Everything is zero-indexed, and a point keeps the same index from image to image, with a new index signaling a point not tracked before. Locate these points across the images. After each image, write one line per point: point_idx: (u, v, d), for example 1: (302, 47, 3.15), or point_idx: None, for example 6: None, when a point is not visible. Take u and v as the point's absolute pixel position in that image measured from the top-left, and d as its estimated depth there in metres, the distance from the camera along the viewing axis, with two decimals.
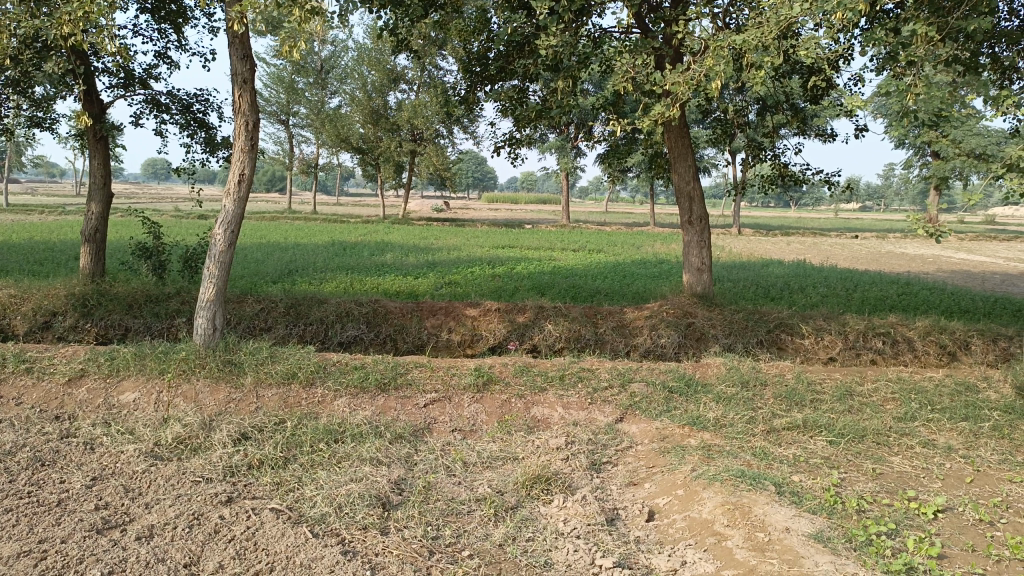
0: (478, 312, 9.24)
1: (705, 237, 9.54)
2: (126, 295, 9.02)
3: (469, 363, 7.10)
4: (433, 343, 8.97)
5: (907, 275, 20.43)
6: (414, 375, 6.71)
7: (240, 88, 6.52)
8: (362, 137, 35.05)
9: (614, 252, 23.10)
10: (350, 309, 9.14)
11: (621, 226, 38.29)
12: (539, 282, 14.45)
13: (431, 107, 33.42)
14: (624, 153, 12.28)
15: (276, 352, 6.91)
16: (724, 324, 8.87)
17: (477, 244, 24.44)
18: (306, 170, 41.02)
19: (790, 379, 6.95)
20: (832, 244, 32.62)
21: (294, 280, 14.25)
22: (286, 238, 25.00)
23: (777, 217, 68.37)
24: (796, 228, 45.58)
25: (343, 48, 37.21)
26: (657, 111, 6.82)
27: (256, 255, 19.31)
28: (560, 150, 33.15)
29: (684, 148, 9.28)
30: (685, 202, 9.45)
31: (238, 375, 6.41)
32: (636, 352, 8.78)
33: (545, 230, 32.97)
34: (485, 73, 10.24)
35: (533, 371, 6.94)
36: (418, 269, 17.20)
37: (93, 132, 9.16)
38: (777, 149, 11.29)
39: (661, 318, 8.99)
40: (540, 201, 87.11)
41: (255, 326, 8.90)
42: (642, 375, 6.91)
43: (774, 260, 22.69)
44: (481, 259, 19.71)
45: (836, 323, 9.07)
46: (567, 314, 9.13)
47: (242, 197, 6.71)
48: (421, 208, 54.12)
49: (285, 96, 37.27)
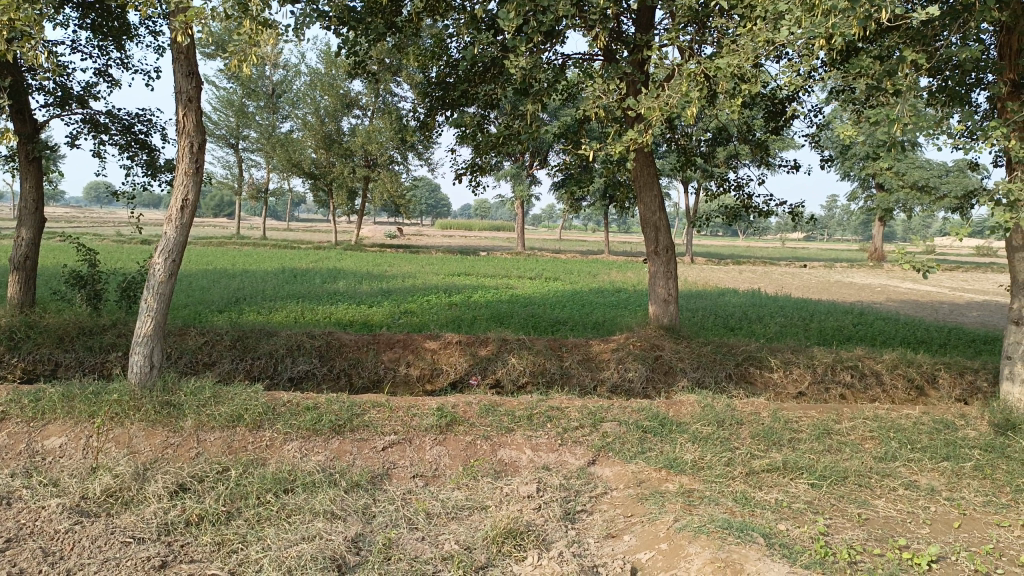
0: (438, 345, 8.83)
1: (671, 268, 9.31)
2: (57, 327, 8.36)
3: (430, 402, 6.66)
4: (391, 378, 8.51)
5: (860, 305, 20.65)
6: (371, 415, 6.24)
7: (185, 107, 6.06)
8: (315, 163, 34.46)
9: (571, 281, 22.90)
10: (302, 342, 8.62)
11: (576, 254, 38.23)
12: (497, 311, 14.11)
13: (385, 132, 33.01)
14: (586, 183, 12.04)
15: (220, 391, 6.37)
16: (692, 358, 8.63)
17: (433, 272, 24.00)
18: (256, 195, 40.14)
19: (766, 417, 6.68)
20: (783, 273, 33.04)
21: (241, 310, 13.61)
22: (233, 265, 24.18)
23: (728, 246, 69.37)
24: (746, 257, 46.19)
25: (295, 72, 36.69)
26: (630, 136, 6.54)
27: (202, 282, 18.54)
28: (515, 178, 33.00)
29: (649, 178, 9.08)
30: (650, 232, 9.24)
31: (176, 417, 5.87)
32: (603, 387, 8.44)
33: (501, 258, 32.69)
34: (445, 98, 9.92)
35: (498, 410, 6.53)
36: (373, 297, 16.71)
37: (24, 152, 8.54)
38: (740, 179, 11.19)
39: (628, 351, 8.69)
40: (494, 228, 87.13)
41: (198, 361, 8.31)
42: (613, 414, 6.56)
43: (730, 290, 22.73)
44: (437, 287, 19.28)
45: (804, 356, 8.89)
46: (531, 348, 8.77)
47: (185, 223, 6.18)
48: (374, 234, 53.42)
49: (234, 119, 36.47)
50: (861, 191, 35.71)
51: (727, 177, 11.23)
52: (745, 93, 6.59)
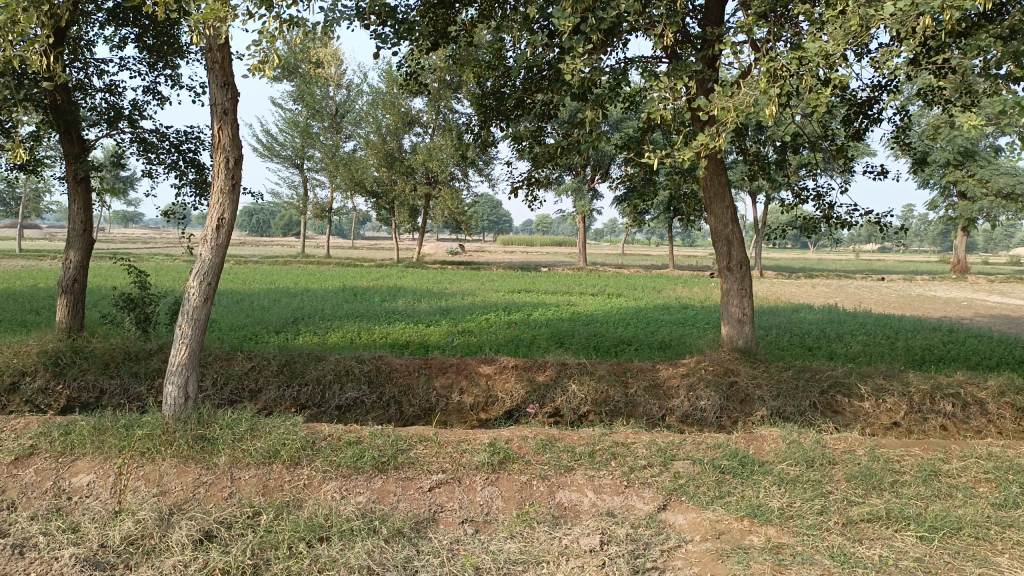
0: (493, 369, 8.28)
1: (746, 285, 8.57)
2: (103, 353, 8.14)
3: (483, 436, 6.07)
4: (443, 406, 7.99)
5: (949, 321, 19.24)
6: (418, 451, 5.70)
7: (220, 120, 5.68)
8: (377, 181, 34.62)
9: (635, 297, 22.13)
10: (350, 367, 8.19)
11: (641, 270, 37.31)
12: (557, 330, 13.52)
13: (446, 149, 32.85)
14: (651, 197, 11.32)
15: (257, 423, 5.96)
16: (770, 384, 7.84)
17: (492, 289, 23.59)
18: (320, 214, 40.63)
19: (863, 456, 5.87)
20: (859, 287, 31.47)
21: (297, 331, 13.37)
22: (296, 284, 24.24)
23: (800, 259, 66.96)
24: (820, 270, 44.37)
25: (357, 91, 37.00)
26: (703, 141, 5.86)
27: (262, 302, 18.52)
28: (576, 193, 32.32)
29: (721, 187, 8.37)
30: (723, 246, 8.52)
31: (210, 453, 5.48)
32: (672, 417, 7.75)
33: (563, 274, 32.06)
34: (500, 108, 9.42)
35: (557, 446, 5.90)
36: (432, 316, 16.36)
37: (72, 173, 8.41)
38: (823, 187, 10.33)
39: (700, 377, 7.97)
40: (556, 243, 86.71)
41: (243, 388, 7.96)
42: (686, 450, 5.86)
43: (804, 305, 21.58)
44: (496, 305, 18.80)
45: (898, 383, 8.00)
46: (593, 373, 8.13)
47: (221, 244, 5.78)
48: (436, 251, 53.50)
49: (299, 140, 36.97)
50: (942, 200, 33.80)
51: (806, 186, 10.38)
52: (837, 84, 5.82)
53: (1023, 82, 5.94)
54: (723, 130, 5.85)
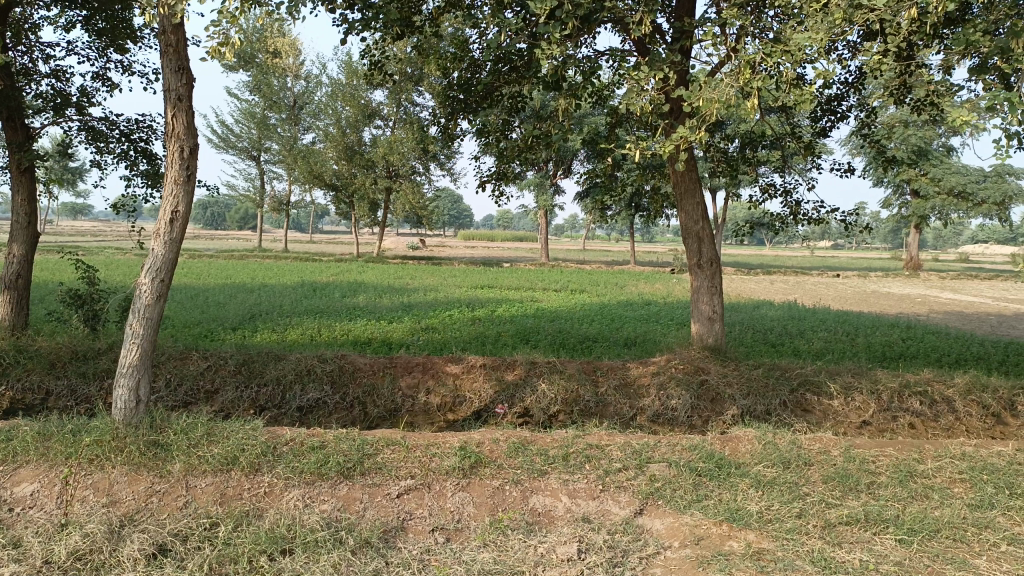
0: (461, 368, 8.07)
1: (716, 283, 8.49)
2: (49, 352, 7.72)
3: (452, 439, 5.85)
4: (409, 407, 7.74)
5: (906, 318, 19.58)
6: (385, 455, 5.46)
7: (174, 107, 5.37)
8: (336, 174, 34.05)
9: (598, 293, 22.10)
10: (312, 367, 7.89)
11: (602, 266, 37.41)
12: (522, 327, 13.35)
13: (408, 143, 32.44)
14: (619, 193, 11.19)
15: (214, 427, 5.65)
16: (741, 383, 7.77)
17: (455, 285, 23.33)
18: (278, 208, 39.84)
19: (838, 457, 5.80)
20: (816, 283, 31.94)
21: (254, 328, 12.97)
22: (252, 279, 23.64)
23: (756, 255, 67.92)
24: (777, 266, 45.02)
25: (316, 82, 36.34)
26: (682, 133, 5.71)
27: (218, 297, 18.00)
28: (538, 188, 32.20)
29: (692, 183, 8.28)
30: (693, 243, 8.44)
31: (164, 459, 5.17)
32: (643, 417, 7.62)
33: (525, 269, 31.91)
34: (468, 100, 9.17)
35: (530, 449, 5.71)
36: (394, 312, 16.06)
37: (15, 162, 7.95)
38: (791, 183, 10.31)
39: (670, 376, 7.86)
40: (517, 239, 86.62)
41: (199, 389, 7.62)
42: (661, 452, 5.73)
43: (765, 302, 21.78)
44: (459, 301, 18.55)
45: (867, 381, 8.00)
46: (563, 372, 7.96)
47: (175, 238, 5.46)
48: (396, 246, 52.95)
49: (256, 131, 36.15)
50: (895, 199, 34.53)
51: (774, 182, 10.36)
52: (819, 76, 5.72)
53: (997, 78, 5.92)
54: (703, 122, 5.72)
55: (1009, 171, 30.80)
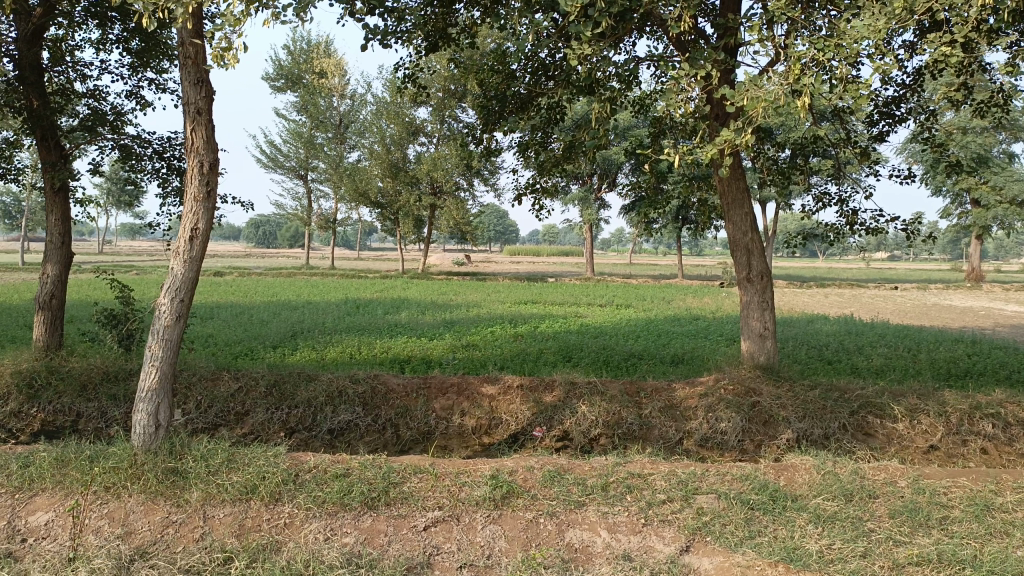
0: (497, 389, 7.74)
1: (767, 297, 8.02)
2: (80, 373, 7.62)
3: (484, 467, 5.49)
4: (442, 429, 7.43)
5: (971, 332, 18.61)
6: (412, 485, 5.13)
7: (194, 121, 5.16)
8: (381, 192, 34.17)
9: (644, 308, 21.55)
10: (343, 388, 7.64)
11: (649, 279, 36.85)
12: (564, 344, 12.96)
13: (451, 159, 32.38)
14: (664, 205, 10.75)
15: (235, 454, 5.41)
16: (796, 405, 7.27)
17: (498, 301, 23.03)
18: (324, 225, 40.20)
19: (905, 488, 5.27)
20: (873, 296, 30.81)
21: (293, 346, 12.84)
22: (297, 297, 23.71)
23: (808, 268, 66.28)
24: (832, 279, 43.69)
25: (361, 101, 36.64)
26: (726, 136, 5.28)
27: (262, 315, 18.01)
28: (583, 202, 31.75)
29: (739, 192, 7.86)
30: (742, 256, 8.00)
31: (182, 488, 4.94)
32: (690, 441, 7.17)
33: (569, 284, 31.50)
34: (504, 111, 8.87)
35: (567, 477, 5.32)
36: (435, 329, 15.83)
37: (48, 182, 7.93)
38: (847, 192, 9.77)
39: (719, 397, 7.39)
40: (563, 254, 86.32)
41: (229, 411, 7.44)
42: (709, 483, 5.27)
43: (819, 316, 20.97)
44: (502, 317, 18.24)
45: (933, 402, 7.41)
46: (604, 393, 7.56)
47: (195, 256, 5.25)
48: (442, 262, 53.07)
49: (303, 151, 36.48)
50: (954, 209, 33.18)
51: (829, 191, 9.84)
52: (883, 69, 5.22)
53: None
54: (753, 124, 5.27)
55: None
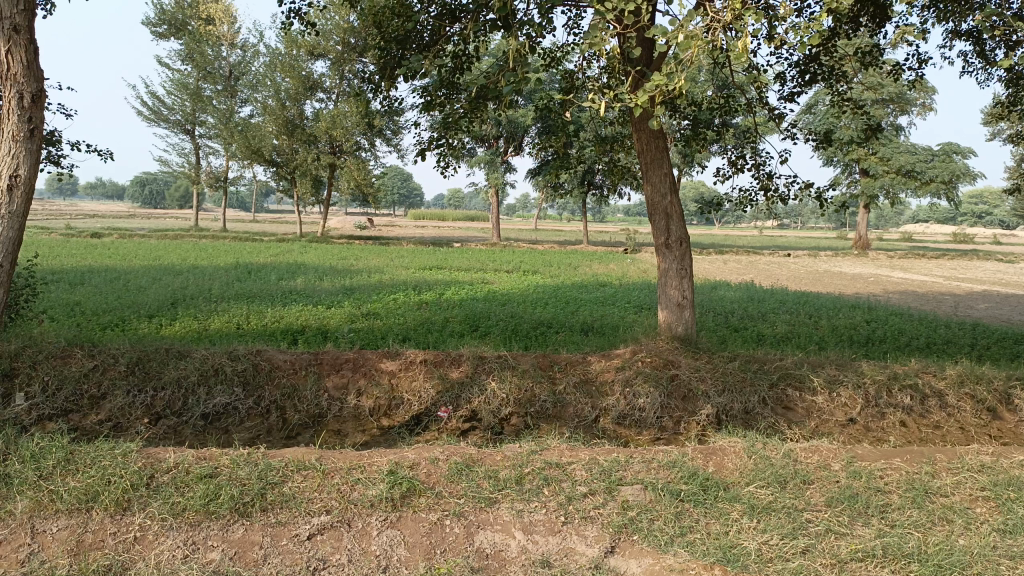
0: (398, 365, 7.01)
1: (686, 264, 7.58)
2: None
3: (381, 459, 4.78)
4: (335, 411, 6.65)
5: (865, 298, 19.13)
6: (294, 485, 4.36)
7: None
8: (277, 150, 32.35)
9: (551, 274, 21.16)
10: (220, 366, 6.74)
11: (554, 245, 36.62)
12: (470, 312, 12.31)
13: (351, 117, 30.85)
14: (574, 167, 10.13)
15: (75, 452, 4.49)
16: (716, 379, 6.88)
17: (400, 266, 22.11)
18: (215, 185, 37.85)
19: (840, 472, 4.88)
20: (770, 263, 31.63)
21: (172, 315, 11.65)
22: (183, 260, 22.05)
23: (706, 235, 68.10)
24: (730, 246, 44.77)
25: (254, 52, 34.40)
26: (658, 80, 4.56)
27: (140, 281, 16.48)
28: (489, 165, 30.83)
29: (659, 151, 7.34)
30: (660, 220, 7.51)
31: (4, 498, 4.02)
32: (606, 418, 6.66)
33: (475, 249, 30.82)
34: (405, 55, 7.99)
35: (477, 470, 4.66)
36: (332, 296, 14.86)
37: None
38: (761, 156, 9.41)
39: (637, 371, 6.91)
40: (467, 219, 85.51)
41: (83, 393, 6.42)
42: (634, 472, 4.72)
43: (723, 282, 21.14)
44: (404, 283, 17.40)
45: (852, 374, 7.16)
46: (515, 368, 6.95)
47: None
48: (342, 225, 51.22)
49: (190, 104, 33.85)
50: (844, 178, 34.32)
51: (743, 154, 9.46)
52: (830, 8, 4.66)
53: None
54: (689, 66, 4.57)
55: (956, 151, 30.80)
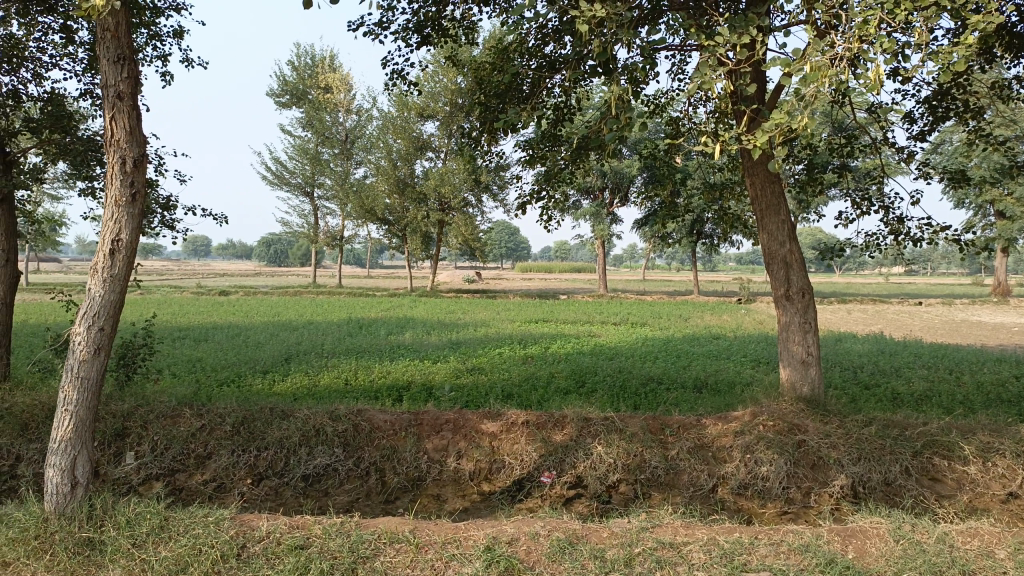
0: (499, 427, 6.71)
1: (809, 317, 6.97)
2: (22, 410, 6.66)
3: (479, 533, 4.45)
4: (435, 474, 6.40)
5: (1012, 352, 17.39)
6: (387, 560, 4.10)
7: (113, 107, 4.25)
8: (389, 208, 33.38)
9: (661, 326, 20.49)
10: (321, 426, 6.66)
11: (663, 296, 35.77)
12: (577, 367, 11.92)
13: (459, 174, 31.48)
14: (681, 216, 9.68)
15: (171, 518, 4.41)
16: (849, 445, 6.18)
17: (507, 319, 22.04)
18: (331, 243, 39.40)
19: (1010, 563, 4.15)
20: (899, 313, 29.56)
21: (285, 371, 11.88)
22: (299, 316, 22.81)
23: (826, 283, 64.96)
24: (854, 295, 42.37)
25: (368, 116, 35.95)
26: (777, 118, 4.13)
27: (258, 337, 17.08)
28: (595, 217, 30.63)
29: (774, 196, 6.84)
30: (779, 270, 6.97)
31: (97, 566, 3.95)
32: (725, 488, 6.10)
33: (582, 301, 30.43)
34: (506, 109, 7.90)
35: (581, 548, 4.25)
36: (439, 351, 14.85)
37: None
38: (888, 198, 8.67)
39: (758, 435, 6.32)
40: (575, 271, 85.34)
41: (190, 453, 6.45)
42: (761, 556, 4.18)
43: (848, 334, 19.79)
44: (510, 337, 17.23)
45: (1010, 440, 6.29)
46: (624, 431, 6.51)
47: (117, 274, 4.30)
48: (450, 279, 52.13)
49: (309, 168, 35.53)
50: (979, 222, 31.99)
51: (868, 197, 8.76)
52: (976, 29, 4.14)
53: None
54: (814, 102, 4.14)
55: None
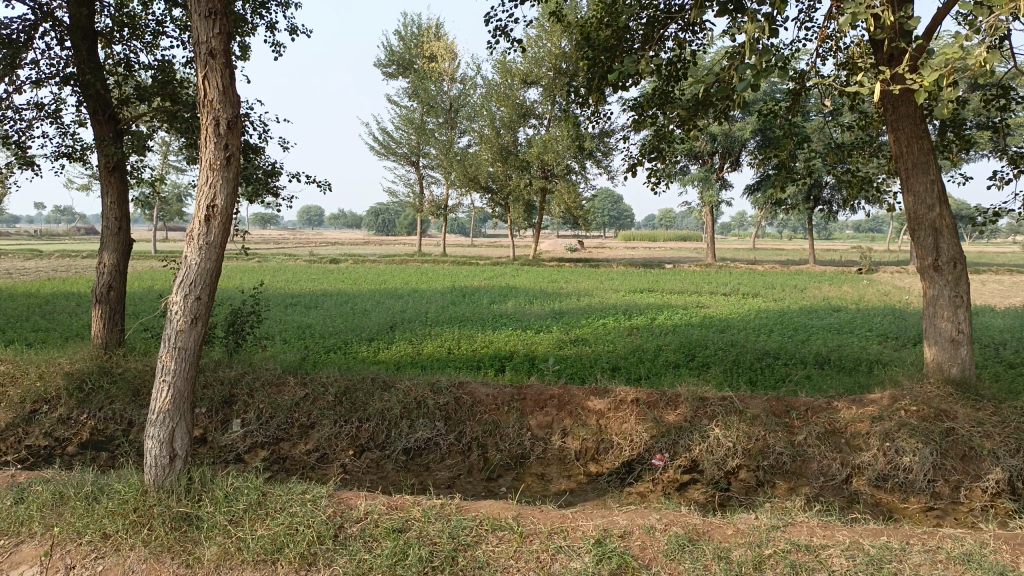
0: (607, 404, 6.31)
1: (961, 289, 6.17)
2: (136, 375, 6.80)
3: (587, 524, 4.09)
4: (538, 452, 6.10)
5: None
6: (488, 549, 3.80)
7: (206, 65, 4.03)
8: (491, 176, 33.21)
9: (775, 297, 19.41)
10: (423, 399, 6.46)
11: (776, 265, 34.15)
12: (686, 339, 11.34)
13: (563, 141, 30.84)
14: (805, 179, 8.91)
15: (268, 493, 4.29)
16: (1008, 436, 5.42)
17: (611, 289, 21.48)
18: (436, 211, 39.72)
19: None
20: None
21: (388, 339, 11.88)
22: (404, 284, 23.03)
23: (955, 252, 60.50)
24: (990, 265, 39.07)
25: (472, 84, 35.69)
26: (950, 53, 3.46)
27: (364, 305, 17.28)
28: (703, 183, 29.38)
29: (923, 153, 6.04)
30: (926, 237, 6.19)
31: (195, 541, 3.86)
32: (860, 478, 5.50)
33: (688, 271, 29.39)
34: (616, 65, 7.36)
35: (703, 546, 3.82)
36: (542, 321, 14.52)
37: (102, 159, 7.15)
38: None
39: (899, 422, 5.65)
40: (681, 240, 83.11)
41: (293, 422, 6.41)
42: (914, 565, 3.63)
43: (987, 307, 18.12)
44: (614, 307, 16.71)
45: None
46: (744, 412, 5.98)
47: (212, 241, 4.13)
48: (554, 248, 51.70)
49: (415, 138, 35.62)
50: None
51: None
52: None
53: None
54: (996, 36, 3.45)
55: None
